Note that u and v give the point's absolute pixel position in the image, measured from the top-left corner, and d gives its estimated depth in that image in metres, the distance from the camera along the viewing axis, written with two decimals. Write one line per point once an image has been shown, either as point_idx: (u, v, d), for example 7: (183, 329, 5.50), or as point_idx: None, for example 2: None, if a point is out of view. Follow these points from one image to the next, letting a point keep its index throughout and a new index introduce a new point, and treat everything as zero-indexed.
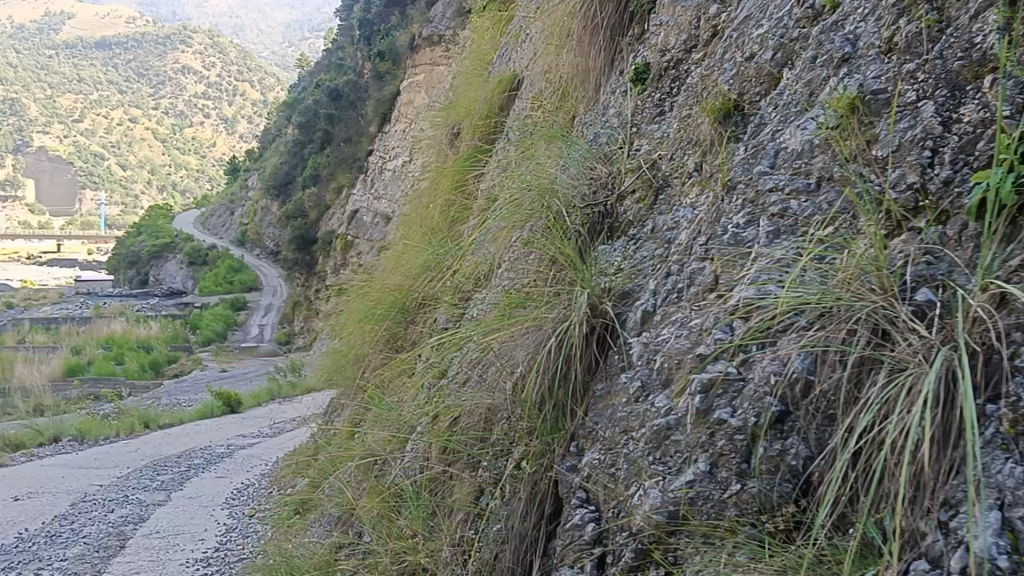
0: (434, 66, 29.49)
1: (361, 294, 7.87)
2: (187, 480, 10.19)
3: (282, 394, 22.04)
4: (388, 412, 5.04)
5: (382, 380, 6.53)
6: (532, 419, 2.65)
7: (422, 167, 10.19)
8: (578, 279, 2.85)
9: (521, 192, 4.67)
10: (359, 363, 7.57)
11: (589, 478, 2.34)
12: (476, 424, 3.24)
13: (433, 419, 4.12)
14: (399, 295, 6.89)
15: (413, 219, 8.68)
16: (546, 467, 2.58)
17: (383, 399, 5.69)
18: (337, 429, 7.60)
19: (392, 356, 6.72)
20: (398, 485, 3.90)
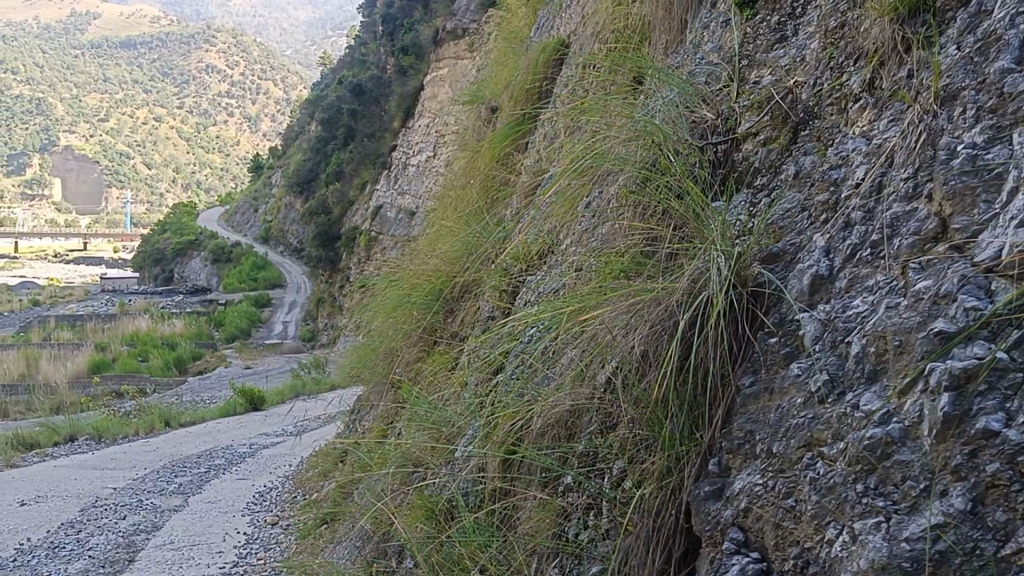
0: (458, 59, 28.87)
1: (391, 282, 7.18)
2: (207, 483, 9.56)
3: (306, 391, 21.50)
4: (432, 412, 4.36)
5: (418, 377, 5.87)
6: (650, 428, 1.95)
7: (455, 151, 9.56)
8: (703, 238, 2.15)
9: (588, 153, 3.97)
10: (390, 357, 6.88)
11: (747, 511, 1.64)
12: (555, 428, 2.56)
13: (489, 422, 3.44)
14: (437, 283, 6.21)
15: (446, 204, 8.03)
16: (671, 493, 1.87)
17: (422, 397, 5.01)
18: (367, 431, 6.95)
19: (430, 349, 6.04)
20: (449, 502, 3.21)
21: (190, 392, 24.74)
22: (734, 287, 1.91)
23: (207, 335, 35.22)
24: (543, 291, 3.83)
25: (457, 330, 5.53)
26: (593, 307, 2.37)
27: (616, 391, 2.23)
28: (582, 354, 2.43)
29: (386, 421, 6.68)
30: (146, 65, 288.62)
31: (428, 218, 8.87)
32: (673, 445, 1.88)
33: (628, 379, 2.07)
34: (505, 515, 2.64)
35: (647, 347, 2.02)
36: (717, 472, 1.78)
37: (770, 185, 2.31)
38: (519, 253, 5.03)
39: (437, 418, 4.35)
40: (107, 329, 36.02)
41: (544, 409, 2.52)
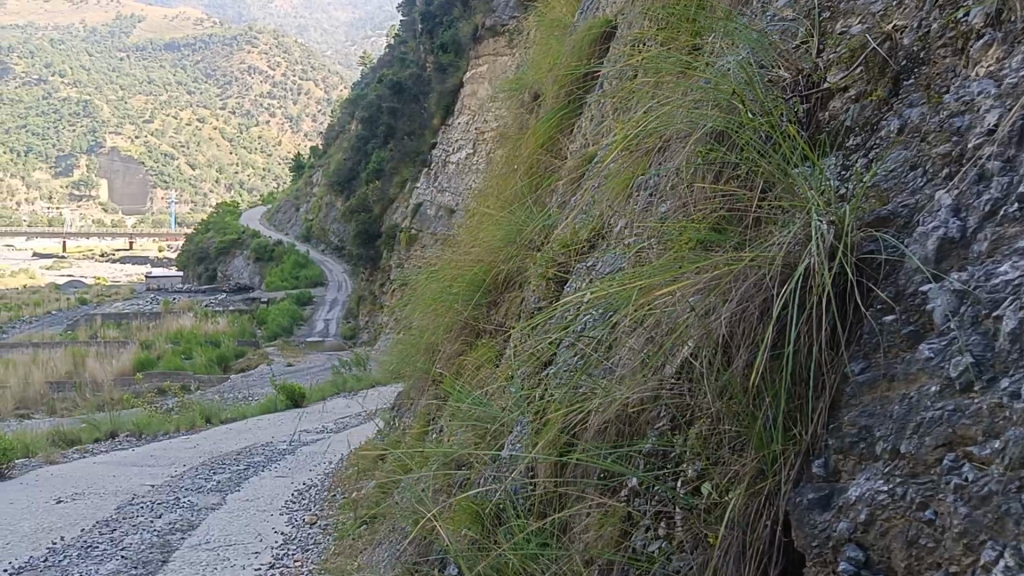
0: (497, 56, 28.63)
1: (432, 273, 6.92)
2: (246, 480, 9.37)
3: (348, 388, 21.40)
4: (477, 411, 4.08)
5: (460, 372, 5.61)
6: (742, 418, 1.71)
7: (496, 144, 9.32)
8: (799, 200, 1.87)
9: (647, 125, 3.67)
10: (431, 353, 6.62)
11: (876, 514, 1.43)
12: (619, 424, 2.29)
13: (538, 420, 3.16)
14: (480, 272, 5.94)
15: (487, 196, 7.78)
16: (767, 493, 1.64)
17: (467, 394, 4.74)
18: (409, 428, 6.72)
19: (472, 343, 5.76)
20: (498, 508, 2.93)
21: (233, 389, 24.76)
22: (842, 256, 1.64)
23: (250, 333, 35.30)
24: (595, 279, 3.55)
25: (500, 322, 5.26)
26: (664, 282, 2.11)
27: (695, 379, 1.97)
28: (650, 338, 2.16)
29: (428, 419, 6.43)
30: (189, 67, 291.08)
31: (469, 210, 8.62)
32: (770, 443, 1.65)
33: (713, 364, 1.83)
34: (564, 518, 2.39)
35: (736, 327, 1.77)
36: (823, 477, 1.56)
37: (867, 144, 2.04)
38: (566, 240, 4.75)
39: (483, 414, 4.08)
40: (151, 327, 36.20)
41: (606, 400, 2.25)
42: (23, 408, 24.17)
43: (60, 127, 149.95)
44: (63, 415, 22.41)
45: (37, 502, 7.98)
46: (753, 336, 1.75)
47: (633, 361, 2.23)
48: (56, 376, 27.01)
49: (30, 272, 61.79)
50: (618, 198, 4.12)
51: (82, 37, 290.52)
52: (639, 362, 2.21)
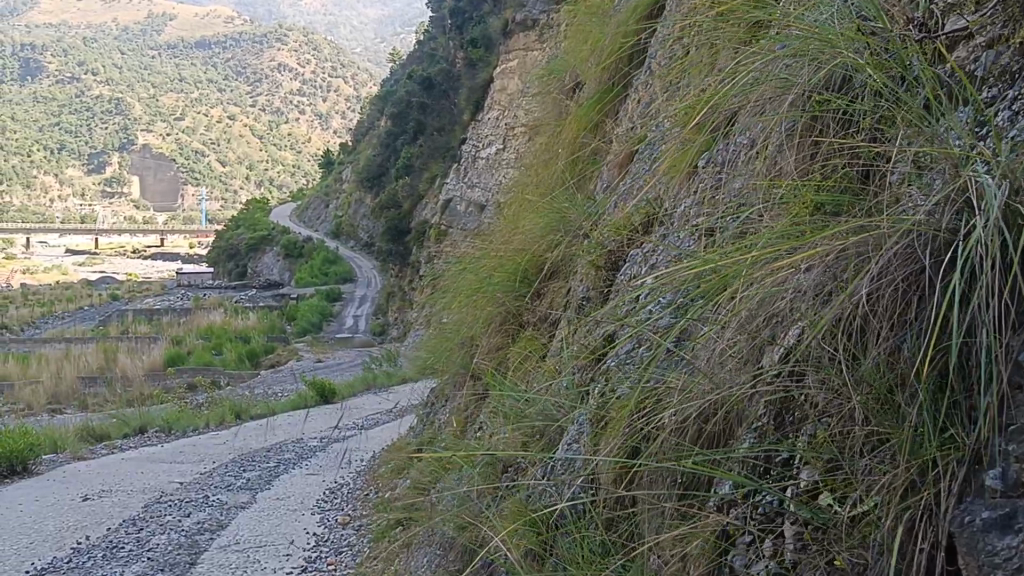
0: (528, 51, 28.36)
1: (470, 265, 6.67)
2: (277, 478, 9.14)
3: (378, 385, 21.23)
4: (528, 409, 3.81)
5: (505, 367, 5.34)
6: (900, 419, 1.51)
7: (531, 138, 9.10)
8: (946, 158, 1.63)
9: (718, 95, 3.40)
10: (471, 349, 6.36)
11: None
12: (717, 422, 2.04)
13: (601, 417, 2.90)
14: (523, 261, 5.68)
15: (523, 188, 7.53)
16: (930, 499, 1.46)
17: (514, 390, 4.48)
18: (449, 427, 6.49)
19: (515, 337, 5.49)
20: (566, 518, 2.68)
21: (263, 385, 24.67)
22: (1022, 211, 1.42)
23: (279, 329, 35.20)
24: (657, 264, 3.28)
25: (547, 313, 5.00)
26: (774, 258, 1.85)
27: (815, 368, 1.73)
28: (758, 313, 1.92)
29: (469, 423, 6.16)
30: (220, 65, 292.10)
31: (502, 207, 8.38)
32: (933, 445, 1.46)
33: (858, 353, 1.64)
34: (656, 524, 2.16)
35: (888, 309, 1.58)
36: (1003, 489, 1.39)
37: (1014, 88, 1.78)
38: (616, 226, 4.47)
39: (533, 413, 3.82)
40: (183, 323, 36.22)
41: (703, 388, 2.00)
42: (54, 402, 24.18)
43: (93, 125, 150.84)
44: (94, 410, 22.37)
45: (63, 499, 7.77)
46: (908, 315, 1.56)
47: (737, 341, 1.99)
48: (87, 370, 27.01)
49: (61, 268, 62.09)
50: (678, 179, 3.87)
51: (113, 36, 292.02)
52: (746, 341, 1.97)
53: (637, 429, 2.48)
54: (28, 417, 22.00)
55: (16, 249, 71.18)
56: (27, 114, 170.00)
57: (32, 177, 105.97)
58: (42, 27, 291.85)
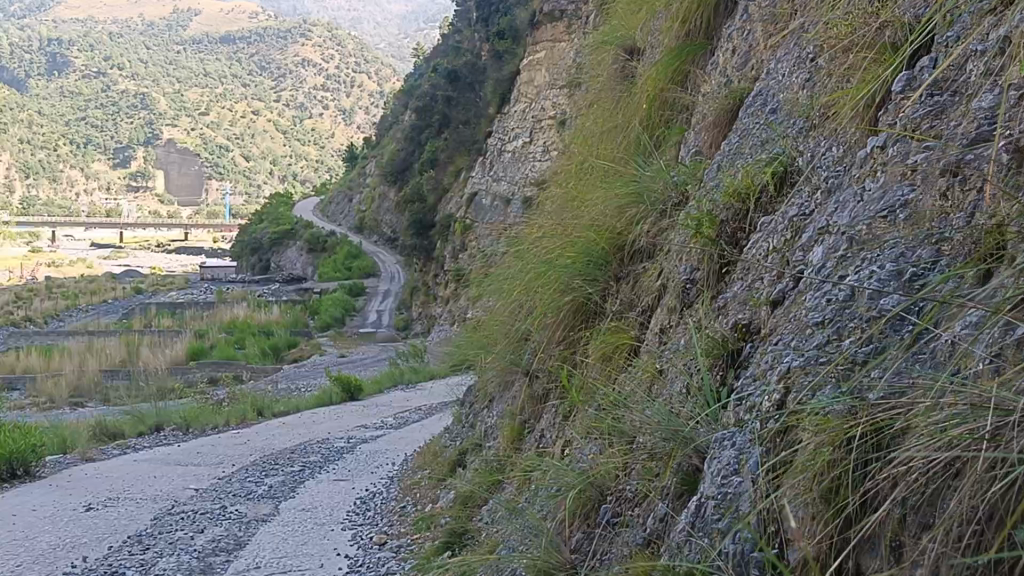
0: (556, 42, 27.44)
1: (527, 250, 5.80)
2: (302, 484, 8.27)
3: (404, 381, 20.40)
4: (640, 426, 2.94)
5: (581, 367, 4.46)
6: None
7: (581, 115, 8.20)
8: None
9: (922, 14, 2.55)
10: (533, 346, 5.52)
11: None
12: None
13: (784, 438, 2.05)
14: (596, 239, 4.79)
15: (580, 165, 6.64)
16: None
17: (607, 394, 3.62)
18: (504, 436, 5.63)
19: (587, 330, 4.62)
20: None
21: (287, 380, 23.93)
22: None
23: (303, 323, 34.46)
24: (835, 227, 2.41)
25: (637, 298, 4.12)
26: None
27: None
28: None
29: (529, 435, 5.27)
30: (244, 59, 291.66)
31: (552, 188, 7.50)
32: None
33: None
34: None
35: None
36: None
37: None
38: (731, 190, 3.60)
39: (643, 429, 2.94)
40: (206, 317, 35.56)
41: None
42: (76, 396, 23.53)
43: (120, 121, 150.64)
44: (115, 404, 21.67)
45: (63, 510, 6.92)
46: None
47: None
48: (110, 364, 26.37)
49: (86, 261, 61.59)
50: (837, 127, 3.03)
51: (138, 31, 291.68)
52: None
53: (878, 478, 1.63)
54: (47, 412, 21.32)
55: (41, 242, 70.77)
56: (54, 108, 170.01)
57: (60, 170, 105.88)
58: (70, 22, 291.64)
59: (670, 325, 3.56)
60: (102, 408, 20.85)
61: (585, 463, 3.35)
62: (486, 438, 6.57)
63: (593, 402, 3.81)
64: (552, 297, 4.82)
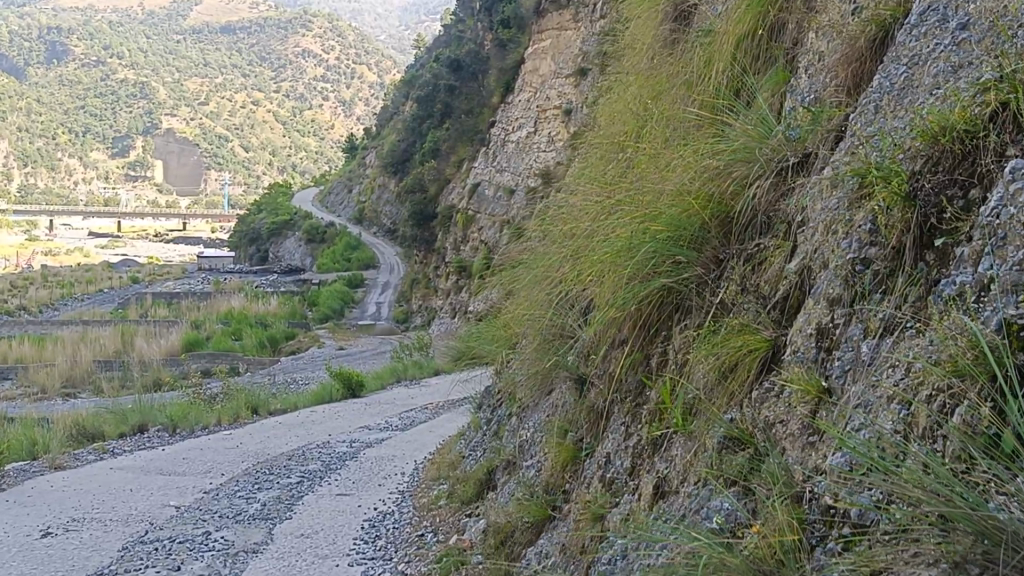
0: (562, 30, 26.33)
1: (587, 233, 4.71)
2: (300, 500, 7.18)
3: (406, 376, 19.33)
4: (860, 486, 1.88)
5: (676, 378, 3.39)
6: None
7: (619, 83, 7.12)
8: None
9: None
10: (598, 349, 4.43)
11: None
12: None
13: None
14: (690, 212, 3.67)
15: (631, 133, 5.54)
16: None
17: (758, 422, 2.55)
18: (555, 458, 4.59)
19: (681, 326, 3.54)
20: None
21: (283, 373, 22.93)
22: None
23: (301, 314, 33.39)
24: None
25: (758, 285, 3.06)
26: None
27: None
28: None
29: (587, 460, 4.19)
30: (245, 50, 291.31)
31: (590, 164, 6.43)
32: None
33: None
34: None
35: None
36: None
37: None
38: (924, 127, 2.51)
39: (865, 493, 1.88)
40: (203, 307, 34.52)
41: None
42: (67, 387, 22.50)
43: (119, 109, 150.01)
44: (105, 396, 20.62)
45: (14, 537, 5.86)
46: None
47: None
48: (103, 354, 25.30)
49: (82, 250, 60.50)
50: None
51: (139, 20, 291.50)
52: None
53: None
54: (35, 403, 20.29)
55: (38, 229, 69.66)
56: (54, 98, 169.74)
57: (59, 159, 105.14)
58: (71, 11, 291.46)
59: (840, 319, 2.47)
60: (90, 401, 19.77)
61: (731, 527, 2.30)
62: (522, 454, 5.50)
63: (717, 428, 2.73)
64: (627, 282, 3.75)
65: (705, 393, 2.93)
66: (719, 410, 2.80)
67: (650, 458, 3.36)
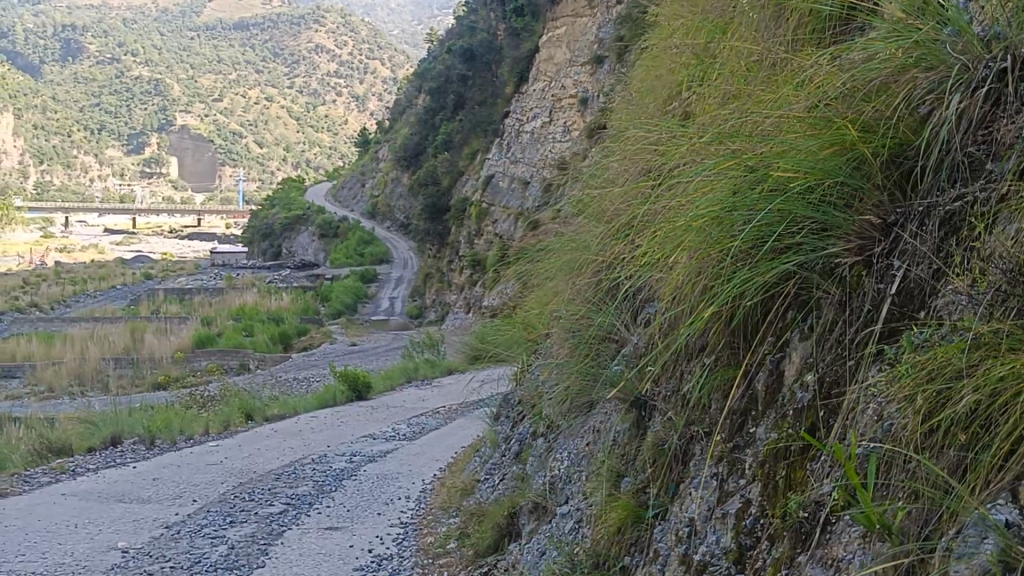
0: (576, 17, 25.01)
1: (654, 203, 3.38)
2: (281, 537, 5.91)
3: (419, 375, 18.00)
4: None
5: (831, 428, 2.06)
6: None
7: (657, 32, 5.80)
8: None
9: None
10: (683, 364, 3.11)
11: None
12: None
13: None
14: (837, 155, 2.35)
15: (691, 74, 4.20)
16: None
17: None
18: (610, 513, 3.24)
19: (834, 334, 2.23)
20: None
21: (293, 370, 21.71)
22: None
23: (313, 309, 32.15)
24: None
25: (990, 270, 1.74)
26: None
27: None
28: None
29: (658, 526, 2.89)
30: (258, 46, 291.31)
31: (629, 123, 5.09)
32: None
33: None
34: None
35: None
36: None
37: None
38: None
39: None
40: (215, 303, 33.32)
41: None
42: (74, 384, 21.35)
43: (134, 107, 149.54)
44: (108, 395, 19.44)
45: None
46: None
47: None
48: (112, 352, 24.11)
49: (96, 246, 59.47)
50: None
51: (153, 18, 291.96)
52: None
53: None
54: (41, 402, 19.18)
55: (53, 226, 68.80)
56: (68, 95, 169.54)
57: (74, 156, 104.59)
58: (84, 8, 291.91)
59: None
60: (94, 400, 18.61)
61: None
62: (553, 495, 4.21)
63: (975, 536, 1.39)
64: (738, 259, 2.49)
65: (934, 464, 1.62)
66: (950, 513, 1.50)
67: (786, 548, 2.05)
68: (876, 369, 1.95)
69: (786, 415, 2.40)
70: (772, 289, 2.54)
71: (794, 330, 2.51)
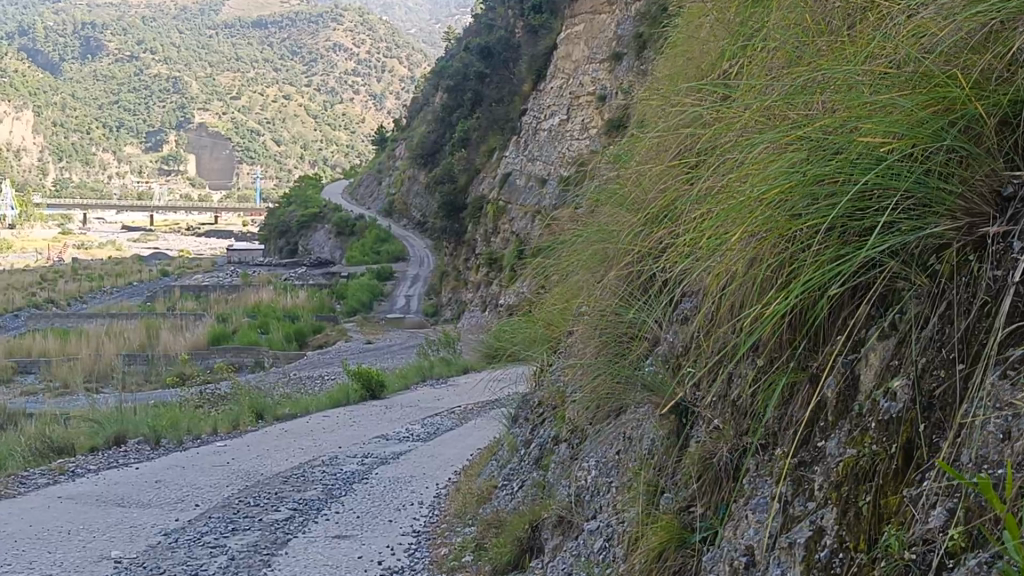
0: (595, 14, 24.64)
1: (703, 184, 3.02)
2: (285, 547, 5.56)
3: (435, 374, 17.64)
4: None
5: (940, 446, 1.70)
6: None
7: (687, 11, 5.43)
8: None
9: None
10: (732, 365, 2.74)
11: None
12: None
13: None
14: (937, 120, 1.99)
15: (735, 48, 3.84)
16: None
17: None
18: (649, 533, 2.86)
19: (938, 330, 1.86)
20: None
21: (307, 369, 21.38)
22: None
23: (329, 307, 31.84)
24: None
25: None
26: None
27: None
28: None
29: (706, 553, 2.52)
30: (276, 44, 291.50)
31: (660, 105, 4.72)
32: None
33: None
34: None
35: None
36: None
37: None
38: None
39: None
40: (231, 299, 33.07)
41: None
42: (89, 381, 21.08)
43: (153, 105, 149.60)
44: (122, 393, 19.14)
45: None
46: None
47: None
48: (127, 348, 23.85)
49: (114, 243, 59.29)
50: None
51: (172, 16, 292.46)
52: None
53: None
54: (55, 399, 18.92)
55: (71, 223, 68.70)
56: (87, 93, 169.69)
57: (93, 154, 104.62)
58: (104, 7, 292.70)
59: None
60: (107, 397, 18.33)
61: None
62: (578, 509, 3.83)
63: None
64: (815, 243, 2.16)
65: None
66: None
67: None
68: (998, 379, 1.58)
69: (868, 427, 2.02)
70: (854, 278, 2.17)
71: (875, 325, 2.14)
